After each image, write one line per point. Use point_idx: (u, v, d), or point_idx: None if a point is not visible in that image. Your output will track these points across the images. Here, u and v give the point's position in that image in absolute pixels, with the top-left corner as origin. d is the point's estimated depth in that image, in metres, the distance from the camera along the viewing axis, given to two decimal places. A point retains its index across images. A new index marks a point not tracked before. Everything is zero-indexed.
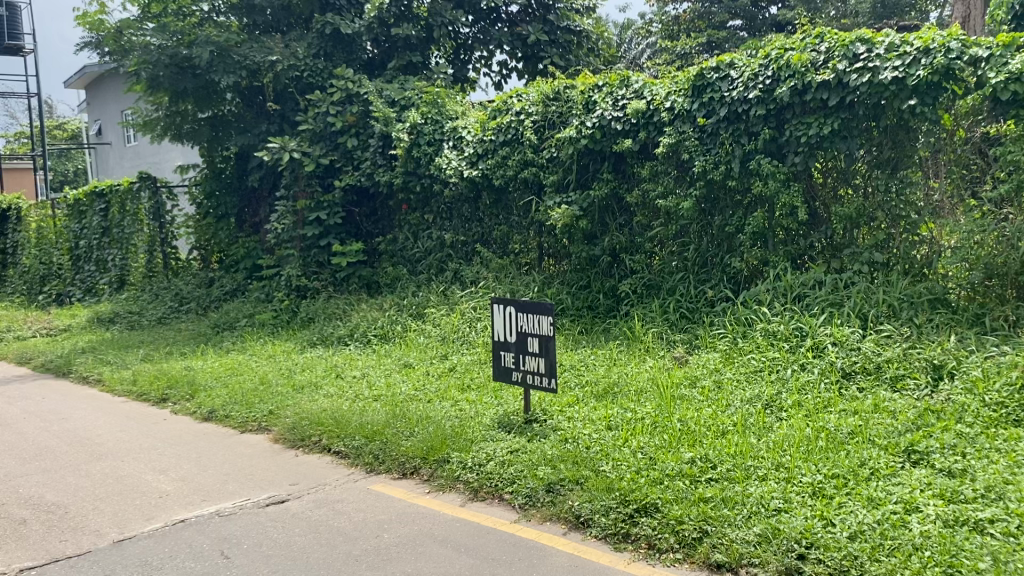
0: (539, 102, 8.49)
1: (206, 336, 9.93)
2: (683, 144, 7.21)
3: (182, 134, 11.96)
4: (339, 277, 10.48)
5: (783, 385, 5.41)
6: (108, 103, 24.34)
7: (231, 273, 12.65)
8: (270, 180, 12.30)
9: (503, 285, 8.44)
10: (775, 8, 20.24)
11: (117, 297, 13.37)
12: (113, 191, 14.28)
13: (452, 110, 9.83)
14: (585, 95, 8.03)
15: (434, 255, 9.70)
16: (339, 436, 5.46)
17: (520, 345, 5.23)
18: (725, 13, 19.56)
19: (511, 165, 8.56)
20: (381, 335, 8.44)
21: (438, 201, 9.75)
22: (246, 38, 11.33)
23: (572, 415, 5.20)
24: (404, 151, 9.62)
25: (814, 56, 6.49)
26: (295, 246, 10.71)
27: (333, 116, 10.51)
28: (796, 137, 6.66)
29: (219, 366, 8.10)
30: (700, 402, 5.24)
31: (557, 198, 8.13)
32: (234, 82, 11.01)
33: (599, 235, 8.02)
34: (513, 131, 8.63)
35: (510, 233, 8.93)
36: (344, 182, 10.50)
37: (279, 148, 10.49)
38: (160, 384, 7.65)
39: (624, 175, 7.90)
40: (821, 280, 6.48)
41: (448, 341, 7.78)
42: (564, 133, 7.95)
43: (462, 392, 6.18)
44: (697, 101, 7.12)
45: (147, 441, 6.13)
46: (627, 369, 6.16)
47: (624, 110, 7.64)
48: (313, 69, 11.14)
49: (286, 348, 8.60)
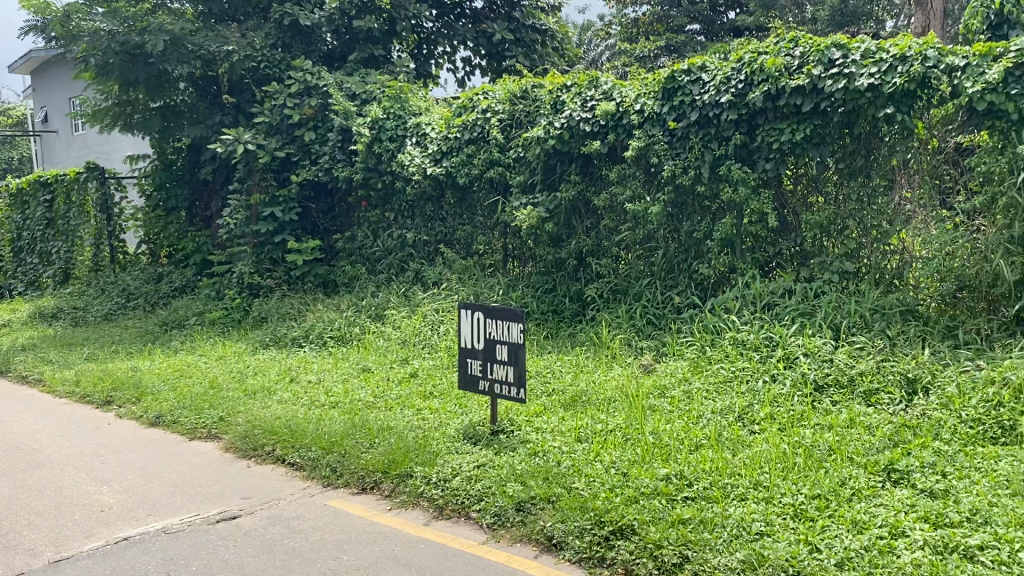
0: (505, 100, 8.30)
1: (154, 335, 9.55)
2: (652, 147, 7.02)
3: (132, 124, 11.53)
4: (295, 276, 10.15)
5: (754, 397, 5.23)
6: (56, 90, 23.59)
7: (182, 268, 12.24)
8: (224, 173, 11.91)
9: (466, 287, 8.21)
10: (734, 13, 20.33)
11: (61, 291, 12.86)
12: (59, 181, 13.75)
13: (416, 105, 9.57)
14: (553, 94, 7.84)
15: (394, 255, 9.43)
16: (294, 446, 5.20)
17: (487, 353, 5.02)
18: (684, 18, 19.60)
19: (476, 164, 8.34)
20: (339, 337, 8.16)
21: (400, 199, 9.49)
22: (202, 26, 10.95)
23: (540, 427, 4.99)
24: (365, 147, 9.34)
25: (788, 60, 6.36)
26: (249, 243, 10.36)
27: (291, 109, 10.19)
28: (767, 143, 6.54)
29: (167, 367, 7.76)
30: (671, 413, 5.08)
31: (523, 199, 7.94)
32: (188, 72, 10.62)
33: (565, 238, 7.84)
34: (478, 129, 8.40)
35: (473, 234, 8.71)
36: (301, 177, 10.19)
37: (234, 140, 10.13)
38: (104, 386, 7.29)
39: (592, 177, 7.73)
40: (790, 289, 6.36)
41: (408, 344, 7.53)
42: (532, 133, 7.73)
43: (424, 400, 5.95)
44: (667, 104, 6.93)
45: (88, 448, 5.79)
46: (595, 377, 5.98)
47: (593, 111, 7.46)
48: (271, 60, 10.85)
49: (239, 349, 8.27)
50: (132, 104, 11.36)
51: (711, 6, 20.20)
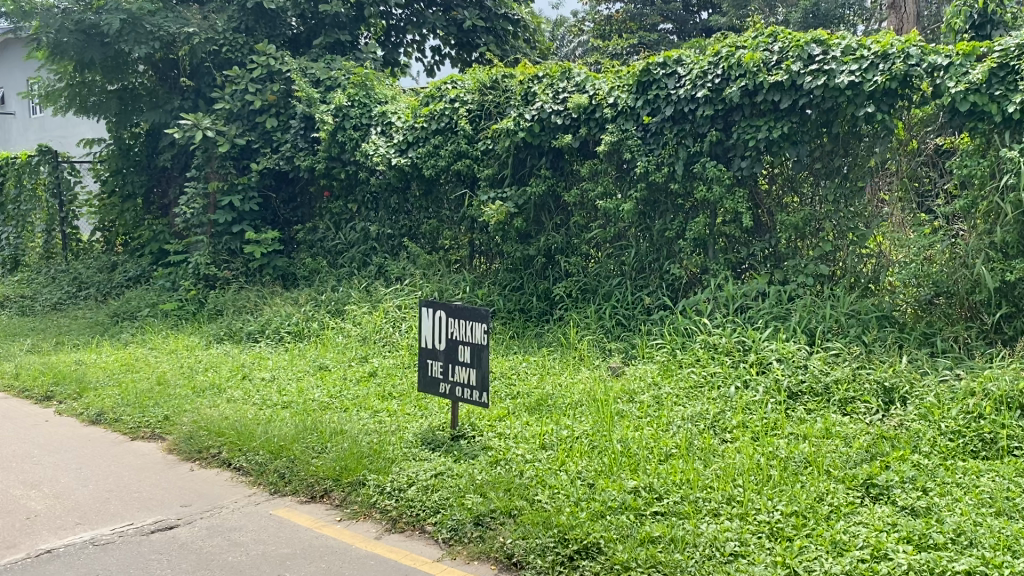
0: (474, 90, 8.01)
1: (104, 326, 9.14)
2: (625, 142, 6.78)
3: (88, 106, 11.07)
4: (253, 268, 9.78)
5: (727, 403, 5.02)
6: (11, 70, 22.86)
7: (136, 257, 11.80)
8: (182, 160, 11.49)
9: (431, 283, 7.93)
10: (706, 14, 20.32)
11: (9, 279, 12.33)
12: (10, 164, 13.23)
13: (382, 94, 9.23)
14: (524, 85, 7.57)
15: (356, 248, 9.10)
16: (242, 449, 4.89)
17: (449, 354, 4.75)
18: (656, 16, 19.57)
19: (443, 156, 8.05)
20: (296, 332, 7.84)
21: (363, 190, 9.17)
22: (161, 6, 10.52)
23: (503, 432, 4.73)
24: (328, 136, 9.00)
25: (766, 55, 6.14)
26: (206, 232, 9.97)
27: (252, 95, 9.82)
28: (744, 141, 6.33)
29: (114, 361, 7.38)
30: (640, 420, 4.85)
31: (491, 194, 7.68)
32: (146, 53, 10.20)
33: (533, 234, 7.59)
34: (446, 120, 8.10)
35: (439, 228, 8.43)
36: (262, 166, 9.82)
37: (192, 126, 9.74)
38: (44, 380, 6.90)
39: (562, 171, 7.48)
40: (764, 291, 6.16)
41: (368, 341, 7.23)
42: (501, 125, 7.44)
43: (383, 401, 5.67)
44: (641, 98, 6.70)
45: (22, 447, 5.43)
46: (562, 379, 5.73)
47: (565, 104, 7.19)
48: (232, 44, 10.45)
49: (191, 343, 7.91)
50: (88, 86, 10.87)
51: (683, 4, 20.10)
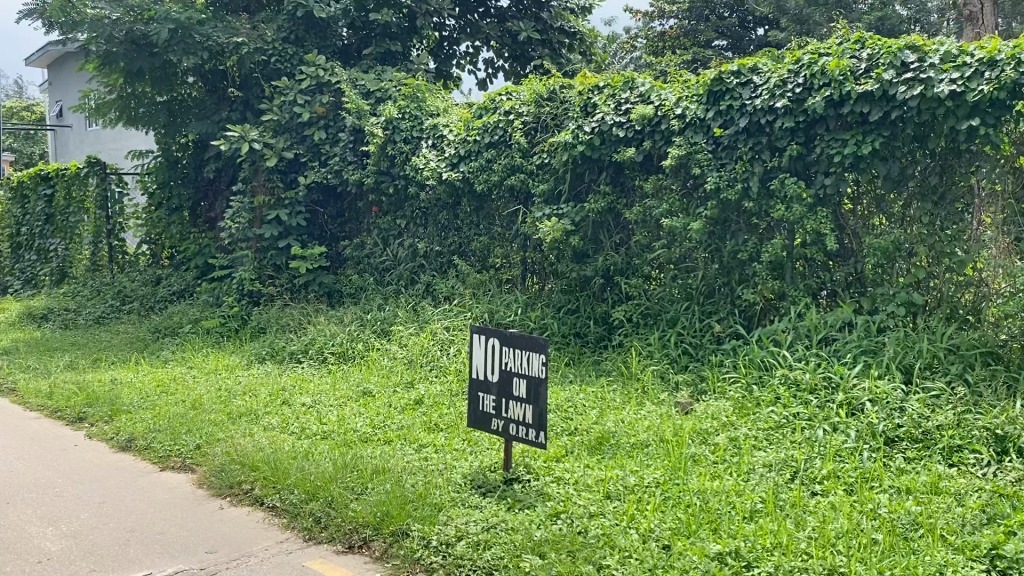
0: (531, 102, 7.53)
1: (144, 343, 8.86)
2: (694, 156, 6.28)
3: (136, 118, 10.99)
4: (298, 284, 9.42)
5: (814, 450, 4.47)
6: (67, 84, 23.17)
7: (181, 271, 11.54)
8: (229, 173, 11.24)
9: (481, 304, 7.46)
10: (764, 30, 19.80)
11: (55, 291, 12.19)
12: (59, 175, 13.13)
13: (434, 106, 8.82)
14: (584, 95, 7.10)
15: (404, 265, 8.69)
16: (276, 487, 4.47)
17: (503, 388, 4.27)
18: (712, 32, 19.14)
19: (496, 170, 7.60)
20: (340, 354, 7.43)
21: (412, 205, 8.76)
22: (211, 16, 10.32)
23: (562, 477, 4.24)
24: (377, 148, 8.63)
25: (853, 63, 5.61)
26: (251, 247, 9.65)
27: (301, 106, 9.51)
28: (827, 155, 5.78)
29: (149, 382, 7.04)
30: (716, 468, 4.33)
31: (546, 210, 7.19)
32: (194, 64, 9.99)
33: (590, 254, 7.09)
34: (500, 132, 7.66)
35: (490, 246, 7.96)
36: (309, 179, 9.49)
37: (238, 137, 9.48)
38: (77, 400, 6.59)
39: (623, 187, 6.97)
40: (849, 321, 5.59)
41: (415, 365, 6.78)
42: (559, 138, 6.99)
43: (429, 434, 5.21)
44: (713, 109, 6.20)
45: (47, 475, 5.07)
46: (624, 415, 5.22)
47: (628, 115, 6.71)
48: (281, 54, 10.19)
49: (231, 363, 7.57)
50: (137, 97, 10.77)
51: (740, 21, 19.66)
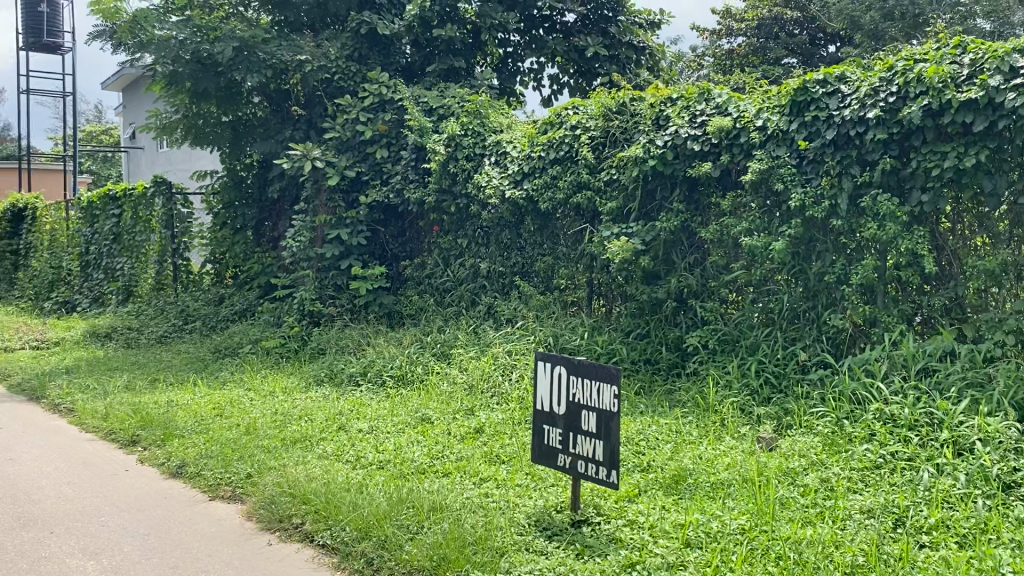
0: (598, 116, 7.19)
1: (204, 363, 8.74)
2: (775, 171, 5.87)
3: (202, 137, 10.97)
4: (358, 304, 9.20)
5: (918, 495, 4.00)
6: (138, 107, 23.66)
7: (243, 291, 11.46)
8: (292, 192, 11.13)
9: (546, 327, 7.07)
10: (835, 47, 19.25)
11: (121, 310, 12.25)
12: (127, 196, 13.25)
13: (497, 122, 8.53)
14: (656, 108, 6.74)
15: (465, 286, 8.38)
16: (327, 522, 4.18)
17: (570, 421, 3.91)
18: (781, 49, 18.64)
19: (561, 188, 7.26)
20: (399, 378, 7.15)
21: (474, 224, 8.45)
22: (275, 36, 10.29)
23: (635, 520, 3.86)
24: (439, 166, 8.38)
25: (954, 68, 5.15)
26: (312, 267, 9.49)
27: (363, 124, 9.35)
28: (925, 169, 5.31)
29: (205, 405, 6.87)
30: (807, 513, 3.89)
31: (614, 228, 6.80)
32: (258, 83, 9.95)
33: (662, 275, 6.70)
34: (566, 148, 7.32)
35: (555, 266, 7.59)
36: (369, 199, 9.29)
37: (300, 156, 9.37)
38: (132, 423, 6.45)
39: (697, 205, 6.57)
40: (951, 351, 5.11)
41: (475, 390, 6.45)
42: (629, 152, 6.62)
43: (490, 467, 4.88)
44: (797, 120, 5.79)
45: (94, 503, 4.88)
46: (702, 451, 4.81)
47: (704, 128, 6.33)
48: (344, 72, 10.06)
49: (289, 386, 7.36)
50: (203, 117, 10.77)
51: (809, 38, 19.14)
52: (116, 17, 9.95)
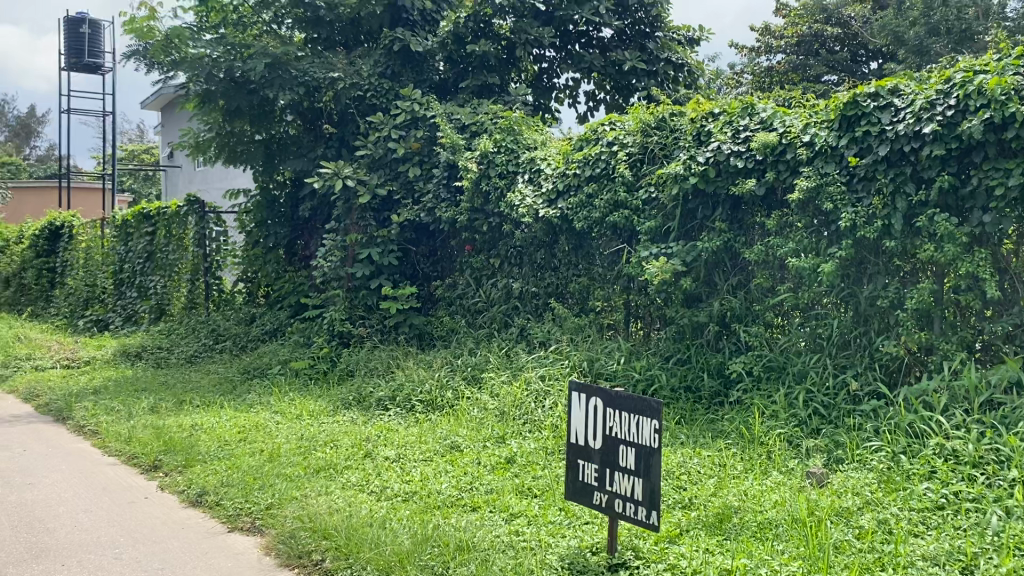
0: (636, 132, 6.95)
1: (232, 384, 8.59)
2: (824, 190, 5.58)
3: (235, 156, 10.92)
4: (388, 325, 9.00)
5: (987, 540, 3.66)
6: (176, 126, 23.82)
7: (274, 310, 11.34)
8: (324, 211, 11.00)
9: (581, 351, 6.77)
10: (877, 64, 18.83)
11: (153, 329, 12.19)
12: (161, 214, 13.23)
13: (531, 139, 8.30)
14: (696, 123, 6.49)
15: (497, 307, 8.12)
16: (348, 559, 3.95)
17: (607, 457, 3.64)
18: (821, 66, 18.27)
19: (597, 206, 7.00)
20: (428, 402, 6.91)
21: (507, 243, 8.20)
22: (308, 53, 10.21)
23: (677, 565, 3.57)
24: (471, 184, 8.18)
25: (1017, 80, 4.84)
26: (343, 287, 9.32)
27: (395, 142, 9.19)
28: (986, 187, 4.99)
29: (229, 429, 6.69)
30: (864, 559, 3.58)
31: (653, 248, 6.51)
32: (290, 100, 9.87)
33: (703, 298, 6.41)
34: (602, 165, 7.06)
35: (591, 287, 7.32)
36: (401, 218, 9.10)
37: (332, 174, 9.23)
38: (155, 447, 6.28)
39: (740, 224, 6.27)
40: (1017, 381, 4.76)
41: (507, 416, 6.19)
42: (668, 169, 6.37)
43: (522, 501, 4.61)
44: (847, 136, 5.51)
45: (109, 533, 4.70)
46: (748, 488, 4.51)
47: (747, 144, 6.07)
48: (377, 89, 9.93)
49: (316, 409, 7.15)
50: (236, 135, 10.70)
51: (850, 55, 18.73)
52: (150, 37, 9.86)
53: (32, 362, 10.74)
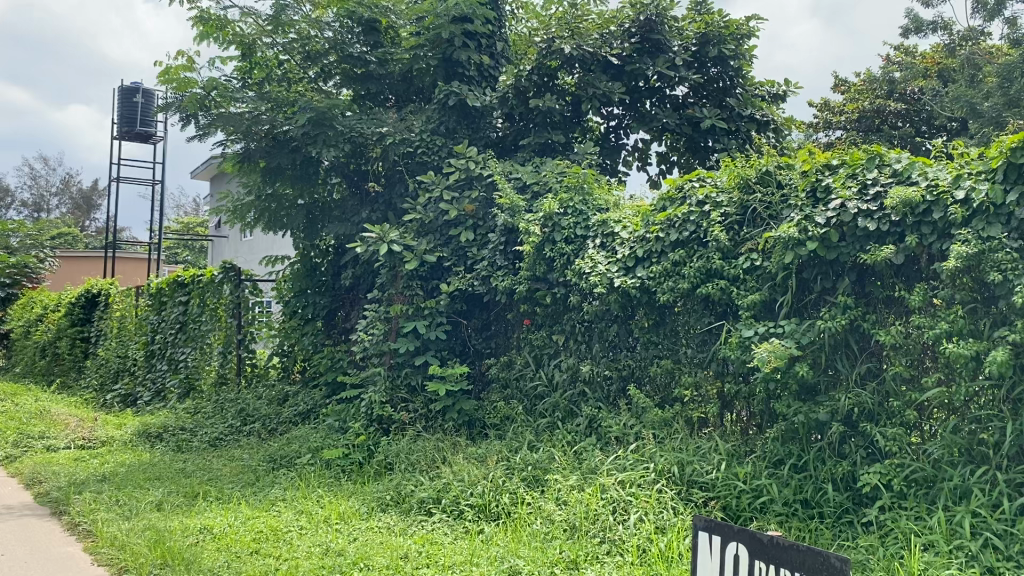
0: (732, 189, 5.86)
1: (256, 475, 7.50)
2: (990, 257, 4.42)
3: (274, 221, 10.12)
4: (434, 410, 7.86)
5: None
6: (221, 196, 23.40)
7: (309, 389, 10.30)
8: (367, 280, 10.03)
9: (667, 451, 5.57)
10: (946, 140, 17.60)
11: (179, 407, 11.20)
12: (195, 282, 12.39)
13: (603, 199, 7.23)
14: (810, 178, 5.39)
15: (560, 392, 6.95)
16: None
17: None
18: (886, 142, 17.05)
19: (686, 276, 5.85)
20: (481, 508, 5.72)
21: (573, 318, 7.07)
22: (356, 110, 9.40)
23: None
24: (532, 250, 7.14)
25: None
26: (384, 364, 8.24)
27: (447, 204, 8.24)
28: None
29: (242, 535, 5.55)
30: None
31: (758, 328, 5.35)
32: (335, 158, 9.03)
33: (822, 390, 5.21)
34: (692, 227, 5.95)
35: (675, 371, 6.13)
36: (451, 286, 8.05)
37: (376, 238, 8.26)
38: (149, 558, 5.17)
39: (870, 300, 5.10)
40: None
41: (580, 532, 4.98)
42: (778, 232, 5.24)
43: None
44: (1018, 189, 4.37)
45: None
46: None
47: (880, 202, 4.94)
48: (429, 146, 9.04)
49: (346, 511, 6.00)
50: (277, 200, 9.95)
51: (916, 132, 17.52)
52: (187, 87, 9.14)
53: (45, 441, 9.76)
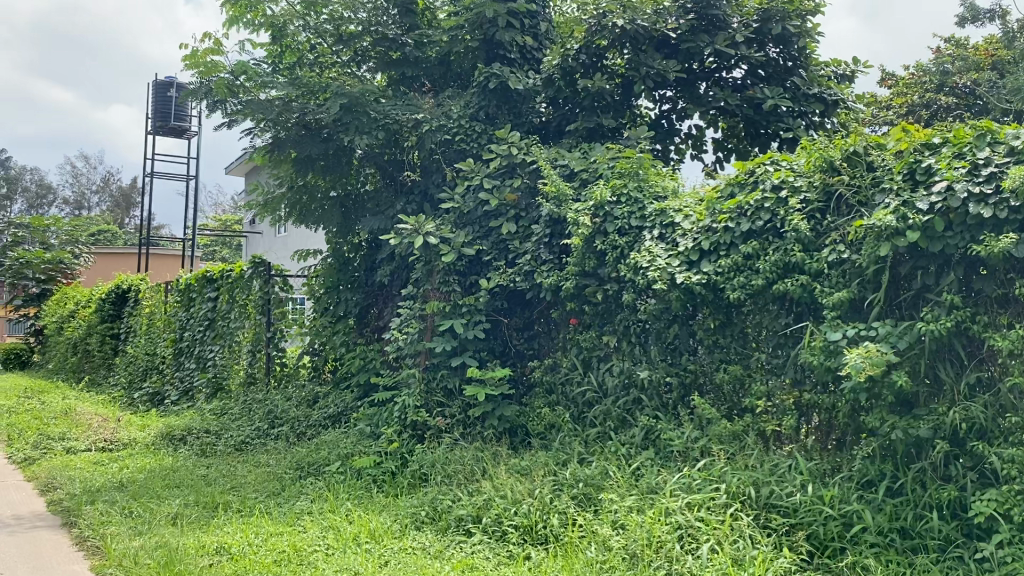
0: (814, 173, 5.19)
1: (281, 484, 6.95)
2: None
3: (306, 214, 9.61)
4: (472, 416, 7.27)
5: None
6: None
7: (339, 390, 9.76)
8: (402, 276, 9.47)
9: (739, 469, 4.92)
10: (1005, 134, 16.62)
11: (205, 408, 10.72)
12: (224, 278, 11.94)
13: (659, 186, 6.58)
14: (908, 158, 4.71)
15: (612, 400, 6.32)
16: None
17: None
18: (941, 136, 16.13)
19: (760, 271, 5.19)
20: (527, 528, 5.11)
21: (626, 318, 6.44)
22: (391, 94, 8.85)
23: None
24: (582, 243, 6.52)
25: None
26: (419, 366, 7.66)
27: (487, 193, 7.64)
28: None
29: (260, 557, 4.97)
30: None
31: (847, 330, 4.66)
32: (368, 146, 8.46)
33: (921, 402, 4.53)
34: (767, 216, 5.29)
35: (745, 378, 5.47)
36: (492, 282, 7.46)
37: (411, 230, 7.67)
38: None
39: (979, 299, 4.41)
40: None
41: (642, 563, 4.33)
42: (872, 220, 4.57)
43: None
44: None
45: None
46: None
47: (995, 183, 4.24)
48: (468, 132, 8.45)
49: (377, 529, 5.41)
50: (309, 190, 9.45)
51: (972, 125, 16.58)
52: (215, 72, 8.69)
53: (65, 443, 9.31)
